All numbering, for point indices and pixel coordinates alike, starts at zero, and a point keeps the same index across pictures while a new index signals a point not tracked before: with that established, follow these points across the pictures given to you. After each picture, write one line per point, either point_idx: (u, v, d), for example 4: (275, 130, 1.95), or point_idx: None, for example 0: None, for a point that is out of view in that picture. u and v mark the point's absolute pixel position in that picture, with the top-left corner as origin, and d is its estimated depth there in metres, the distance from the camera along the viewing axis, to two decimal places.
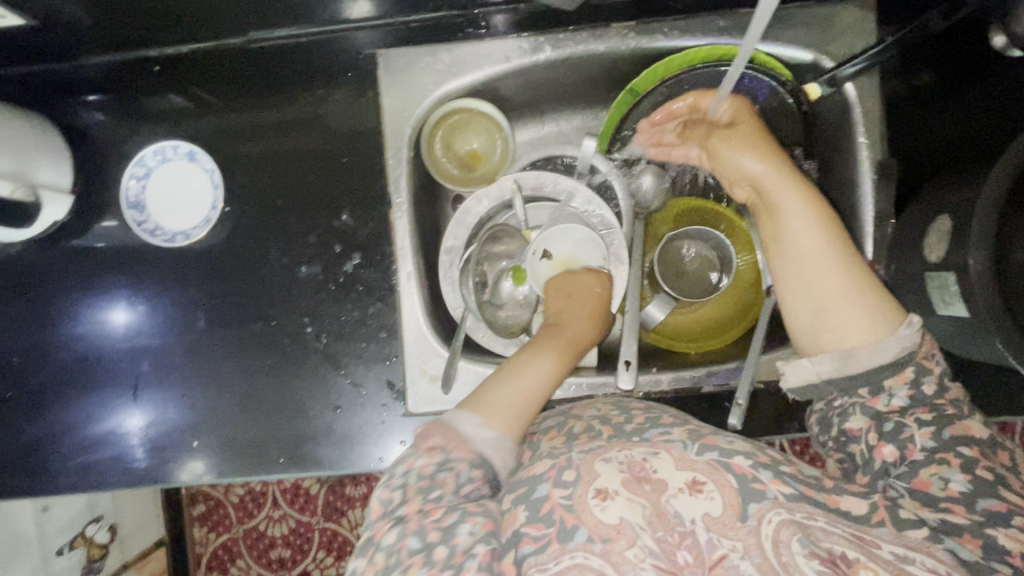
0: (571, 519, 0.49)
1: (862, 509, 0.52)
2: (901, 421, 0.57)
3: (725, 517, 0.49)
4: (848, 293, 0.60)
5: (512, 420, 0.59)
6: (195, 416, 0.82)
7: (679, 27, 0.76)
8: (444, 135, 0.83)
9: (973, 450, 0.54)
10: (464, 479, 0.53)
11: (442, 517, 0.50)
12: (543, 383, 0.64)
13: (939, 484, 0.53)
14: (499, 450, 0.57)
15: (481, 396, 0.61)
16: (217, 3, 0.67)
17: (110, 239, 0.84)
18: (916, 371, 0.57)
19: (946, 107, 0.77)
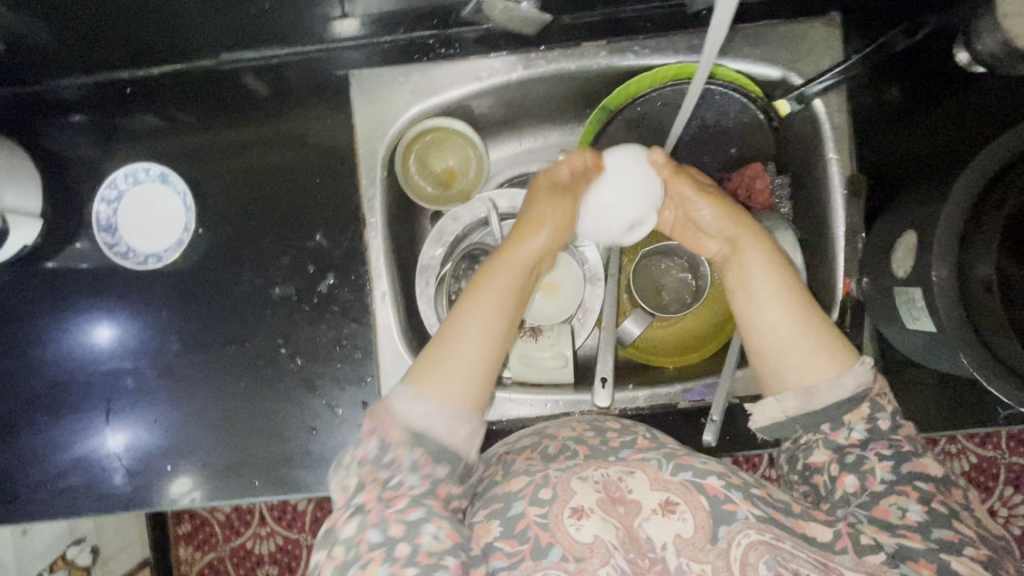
0: (546, 537, 0.50)
1: (827, 536, 0.52)
2: (862, 454, 0.56)
3: (696, 539, 0.50)
4: (806, 338, 0.59)
5: (454, 387, 0.56)
6: (168, 440, 0.81)
7: (649, 45, 0.77)
8: (419, 154, 0.84)
9: (930, 485, 0.53)
10: (421, 462, 0.53)
11: (404, 509, 0.50)
12: (488, 315, 0.59)
13: (898, 514, 0.52)
14: (444, 420, 0.55)
15: (423, 362, 0.58)
16: (185, 26, 0.67)
17: (82, 261, 0.83)
18: (871, 407, 0.57)
19: (915, 122, 0.78)
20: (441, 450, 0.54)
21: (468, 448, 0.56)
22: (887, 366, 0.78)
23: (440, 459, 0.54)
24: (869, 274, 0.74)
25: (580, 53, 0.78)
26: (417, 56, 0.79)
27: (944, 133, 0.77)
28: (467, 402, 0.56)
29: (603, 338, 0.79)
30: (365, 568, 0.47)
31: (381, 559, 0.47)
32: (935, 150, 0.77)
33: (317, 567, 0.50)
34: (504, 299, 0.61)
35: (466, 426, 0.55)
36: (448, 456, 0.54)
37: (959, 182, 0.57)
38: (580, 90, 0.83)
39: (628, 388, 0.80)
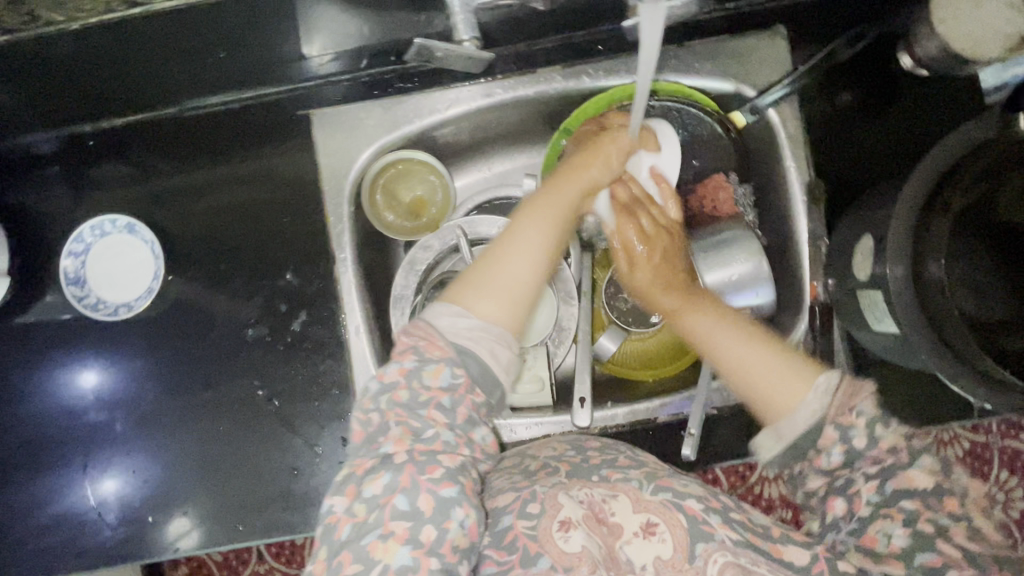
0: (535, 547, 0.51)
1: (803, 560, 0.52)
2: (849, 476, 0.52)
3: (675, 559, 0.51)
4: (768, 374, 0.58)
5: (500, 306, 0.57)
6: (149, 491, 0.80)
7: (603, 67, 0.79)
8: (386, 186, 0.84)
9: (916, 502, 0.50)
10: (457, 405, 0.53)
11: (438, 481, 0.48)
12: (532, 244, 0.59)
13: (884, 541, 0.50)
14: (488, 340, 0.56)
15: (465, 284, 0.58)
16: (143, 82, 0.68)
17: (54, 315, 0.83)
18: (837, 429, 0.52)
19: (868, 125, 0.80)
20: (485, 372, 0.55)
21: (506, 371, 0.57)
22: (858, 368, 0.79)
23: (479, 383, 0.55)
24: (833, 278, 0.75)
25: (536, 80, 0.79)
26: (377, 92, 0.80)
27: (897, 135, 0.79)
28: (509, 326, 0.57)
29: (580, 356, 0.80)
30: (385, 540, 0.46)
31: (404, 538, 0.46)
32: (891, 151, 0.79)
33: (331, 514, 0.49)
34: (552, 226, 0.61)
35: (507, 350, 0.57)
36: (487, 381, 0.56)
37: (910, 180, 0.60)
38: (541, 114, 0.84)
39: (607, 406, 0.80)
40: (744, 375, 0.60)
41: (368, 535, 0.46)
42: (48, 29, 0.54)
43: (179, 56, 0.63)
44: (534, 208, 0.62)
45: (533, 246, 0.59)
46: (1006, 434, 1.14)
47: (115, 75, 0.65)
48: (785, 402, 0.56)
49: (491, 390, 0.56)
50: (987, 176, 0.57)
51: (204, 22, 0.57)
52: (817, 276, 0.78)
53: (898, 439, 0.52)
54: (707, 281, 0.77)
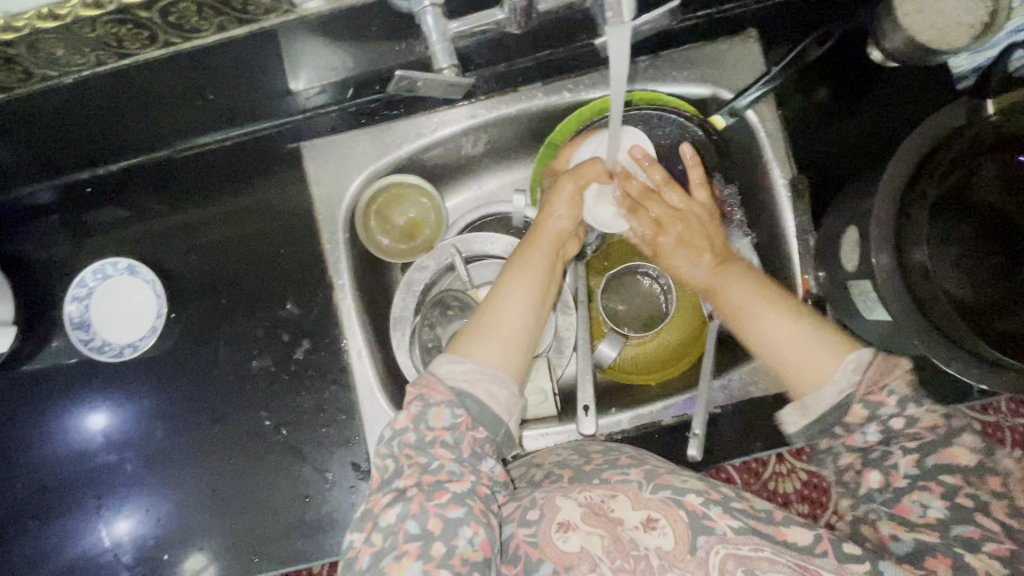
0: (536, 554, 0.52)
1: (807, 540, 0.53)
2: (885, 449, 0.54)
3: (677, 551, 0.51)
4: (797, 339, 0.62)
5: (495, 352, 0.59)
6: (163, 528, 0.80)
7: (583, 82, 0.81)
8: (378, 211, 0.86)
9: (957, 476, 0.51)
10: (460, 440, 0.54)
11: (445, 505, 0.50)
12: (522, 299, 0.63)
13: (919, 512, 0.52)
14: (486, 383, 0.58)
15: (462, 337, 0.61)
16: (136, 127, 0.69)
17: (59, 360, 0.84)
18: (867, 406, 0.54)
19: (842, 121, 0.83)
20: (484, 410, 0.56)
21: (507, 410, 0.58)
22: None
23: (480, 422, 0.56)
24: (823, 270, 0.76)
25: (518, 98, 0.81)
26: (364, 120, 0.81)
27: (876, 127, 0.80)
28: (507, 366, 0.59)
29: (581, 365, 0.80)
30: (399, 560, 0.48)
31: (416, 555, 0.48)
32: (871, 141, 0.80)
33: (351, 548, 0.51)
34: (536, 275, 0.66)
35: (506, 389, 0.58)
36: (488, 419, 0.57)
37: (888, 173, 0.60)
38: (525, 131, 0.86)
39: (611, 412, 0.81)
40: (772, 342, 0.64)
41: (385, 557, 0.49)
42: (43, 83, 0.56)
43: (169, 102, 0.66)
44: (519, 263, 0.67)
45: (522, 301, 0.63)
46: (1016, 413, 1.13)
47: (107, 124, 0.67)
48: (820, 374, 0.59)
49: (493, 427, 0.57)
50: (960, 162, 0.59)
51: (192, 66, 0.60)
52: (807, 270, 0.79)
53: (936, 418, 0.53)
54: None
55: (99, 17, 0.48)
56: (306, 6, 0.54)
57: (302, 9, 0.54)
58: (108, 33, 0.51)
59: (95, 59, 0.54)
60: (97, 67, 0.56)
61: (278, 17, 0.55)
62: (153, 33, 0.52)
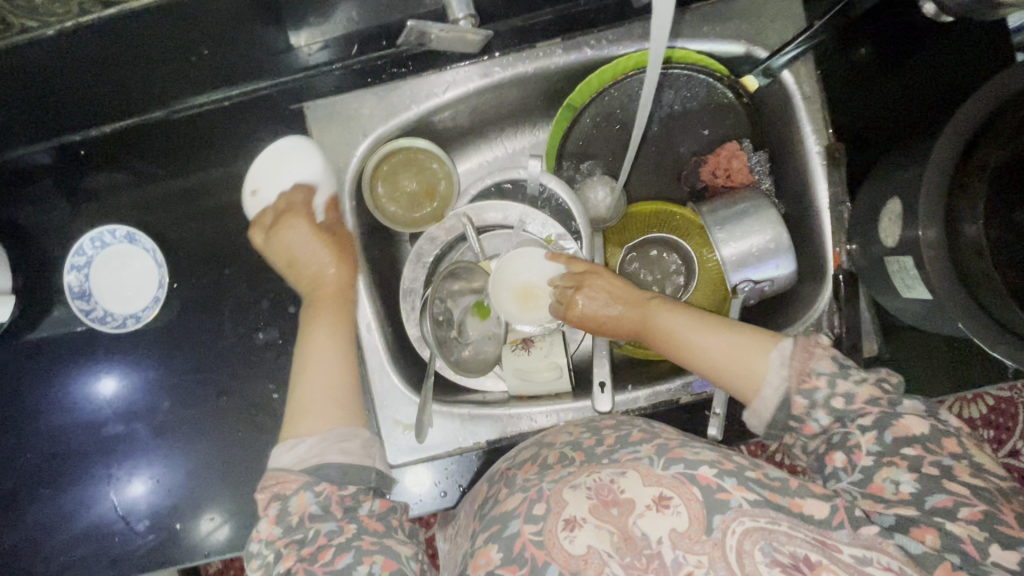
0: (543, 556, 0.48)
1: (822, 512, 0.49)
2: (842, 431, 0.55)
3: (691, 531, 0.48)
4: (728, 353, 0.61)
5: (331, 417, 0.62)
6: (173, 498, 0.80)
7: (606, 37, 0.75)
8: (387, 175, 0.81)
9: (918, 447, 0.52)
10: (327, 505, 0.55)
11: (331, 560, 0.51)
12: (333, 355, 0.67)
13: (892, 488, 0.51)
14: (333, 445, 0.60)
15: (293, 417, 0.63)
16: (129, 88, 0.64)
17: (63, 328, 0.82)
18: (804, 395, 0.56)
19: (893, 78, 0.75)
20: (346, 473, 0.58)
21: (366, 453, 0.61)
22: (886, 336, 0.76)
23: (346, 480, 0.57)
24: (857, 244, 0.72)
25: (535, 54, 0.76)
26: (371, 79, 0.76)
27: (919, 86, 0.74)
28: (349, 420, 0.62)
29: (597, 340, 0.77)
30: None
31: None
32: (916, 102, 0.74)
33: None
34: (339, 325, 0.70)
35: (356, 438, 0.61)
36: (353, 475, 0.58)
37: (938, 145, 0.56)
38: (542, 92, 0.81)
39: (627, 389, 0.79)
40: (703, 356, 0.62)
41: None
42: (24, 35, 0.51)
43: (161, 58, 0.60)
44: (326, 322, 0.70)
45: (336, 357, 0.67)
46: None
47: (91, 84, 0.61)
48: (754, 376, 0.59)
49: (361, 475, 0.59)
50: None
51: (183, 17, 0.55)
52: (839, 243, 0.75)
53: (872, 388, 0.55)
54: (723, 253, 0.75)
55: None
56: None
57: None
58: None
59: (77, 7, 0.50)
60: (80, 18, 0.51)
61: None
62: None
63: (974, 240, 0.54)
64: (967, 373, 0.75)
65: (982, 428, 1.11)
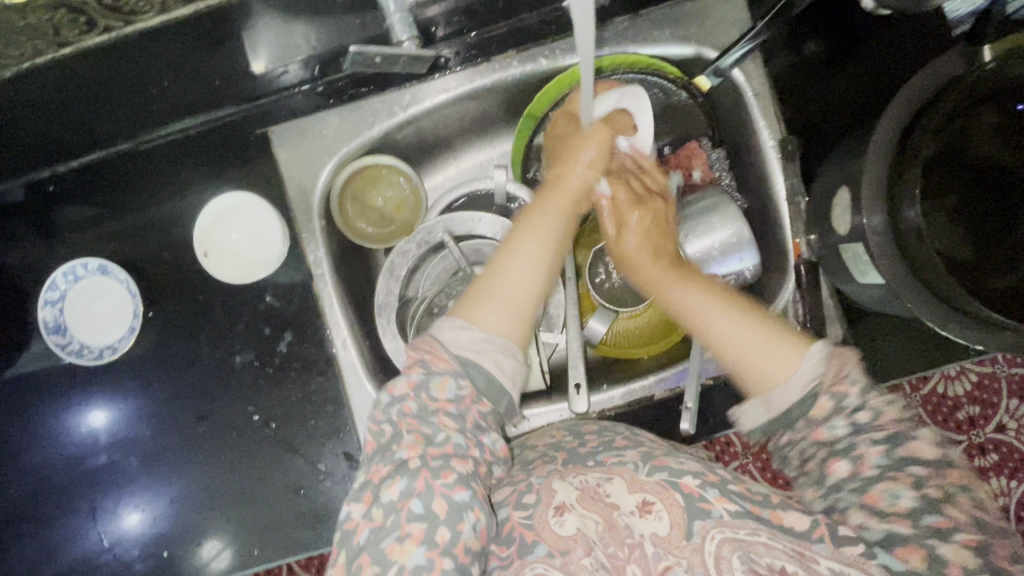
0: (532, 535, 0.51)
1: (802, 524, 0.51)
2: (852, 439, 0.50)
3: (672, 536, 0.50)
4: (755, 345, 0.56)
5: (503, 322, 0.58)
6: (161, 526, 0.81)
7: (560, 48, 0.78)
8: (354, 194, 0.83)
9: (925, 467, 0.49)
10: (465, 412, 0.54)
11: (452, 486, 0.50)
12: (534, 265, 0.60)
13: (889, 500, 0.48)
14: (491, 351, 0.57)
15: (470, 298, 0.59)
16: (92, 121, 0.65)
17: (39, 363, 0.82)
18: (832, 398, 0.51)
19: (839, 71, 0.77)
20: (491, 382, 0.56)
21: (512, 380, 0.58)
22: (851, 321, 0.78)
23: (486, 394, 0.56)
24: (815, 233, 0.74)
25: (492, 68, 0.78)
26: (335, 100, 0.78)
27: (864, 78, 0.77)
28: (511, 335, 0.58)
29: (570, 344, 0.78)
30: (401, 543, 0.47)
31: (420, 539, 0.47)
32: (860, 93, 0.76)
33: (349, 520, 0.51)
34: (553, 231, 0.63)
35: (512, 359, 0.58)
36: (493, 391, 0.56)
37: (878, 130, 0.58)
38: (502, 103, 0.83)
39: (604, 388, 0.80)
40: (728, 336, 0.58)
41: (386, 539, 0.48)
42: None
43: (121, 92, 0.61)
44: (534, 219, 0.63)
45: (533, 264, 0.60)
46: (1014, 363, 1.11)
47: (54, 120, 0.62)
48: (776, 376, 0.54)
49: (497, 398, 0.57)
50: (958, 114, 0.57)
51: (141, 52, 0.56)
52: (798, 233, 0.76)
53: (899, 412, 0.51)
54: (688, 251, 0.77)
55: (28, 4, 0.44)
56: None
57: None
58: (41, 20, 0.47)
59: (32, 49, 0.50)
60: (35, 57, 0.52)
61: None
62: (90, 17, 0.48)
63: (915, 223, 0.55)
64: (927, 356, 0.77)
65: (967, 406, 1.11)
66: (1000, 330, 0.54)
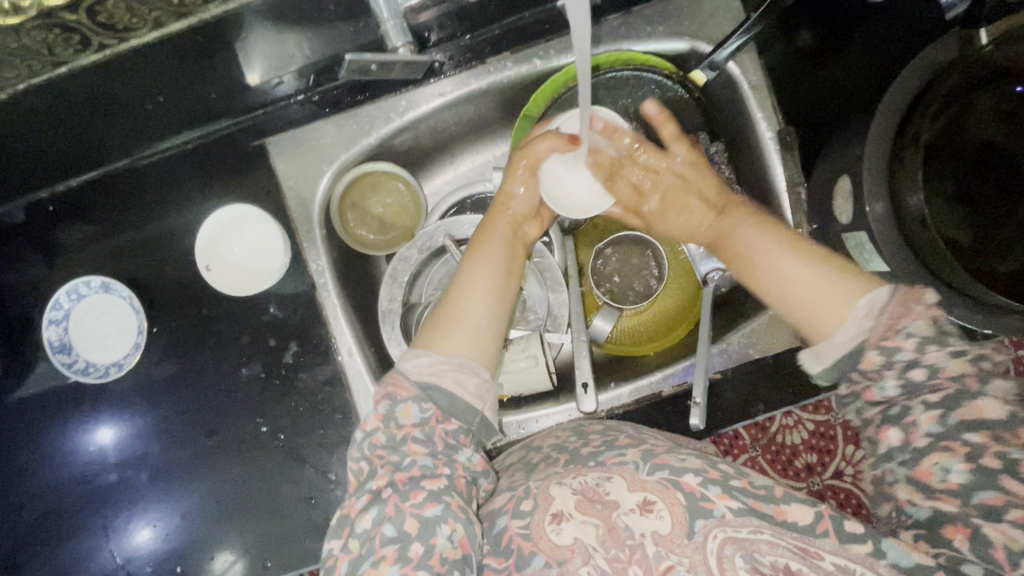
0: (529, 546, 0.51)
1: (807, 518, 0.50)
2: (905, 404, 0.50)
3: (674, 535, 0.50)
4: (819, 287, 0.59)
5: (460, 344, 0.61)
6: (174, 541, 0.80)
7: (554, 47, 0.77)
8: (354, 202, 0.83)
9: (984, 435, 0.47)
10: (431, 434, 0.56)
11: (421, 504, 0.51)
12: (480, 292, 0.64)
13: (940, 475, 0.47)
14: (452, 371, 0.59)
15: (426, 331, 0.63)
16: (88, 138, 0.65)
17: (43, 385, 0.81)
18: (882, 353, 0.51)
19: (835, 59, 0.77)
20: (453, 401, 0.58)
21: (478, 398, 0.59)
22: None
23: (451, 413, 0.58)
24: (816, 223, 0.73)
25: (487, 70, 0.78)
26: (330, 109, 0.77)
27: (860, 66, 0.76)
28: (474, 355, 0.61)
29: (576, 344, 0.78)
30: (377, 566, 0.49)
31: (393, 559, 0.49)
32: (856, 82, 0.76)
33: (331, 557, 0.52)
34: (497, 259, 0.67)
35: (475, 377, 0.59)
36: (459, 409, 0.58)
37: (879, 114, 0.58)
38: (499, 105, 0.83)
39: (610, 388, 0.81)
40: (789, 285, 0.61)
41: (363, 563, 0.50)
42: None
43: (117, 109, 0.61)
44: (479, 251, 0.68)
45: (480, 292, 0.64)
46: None
47: (52, 139, 0.62)
48: (839, 313, 0.56)
49: (467, 416, 0.58)
50: (955, 98, 0.57)
51: (136, 69, 0.56)
52: (800, 224, 0.76)
53: (963, 367, 0.49)
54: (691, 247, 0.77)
55: (21, 23, 0.44)
56: None
57: None
58: (35, 41, 0.47)
59: (26, 69, 0.50)
60: (30, 78, 0.52)
61: (217, 9, 0.52)
62: (84, 36, 0.48)
63: (921, 208, 0.55)
64: None
65: None
66: (1005, 313, 0.54)
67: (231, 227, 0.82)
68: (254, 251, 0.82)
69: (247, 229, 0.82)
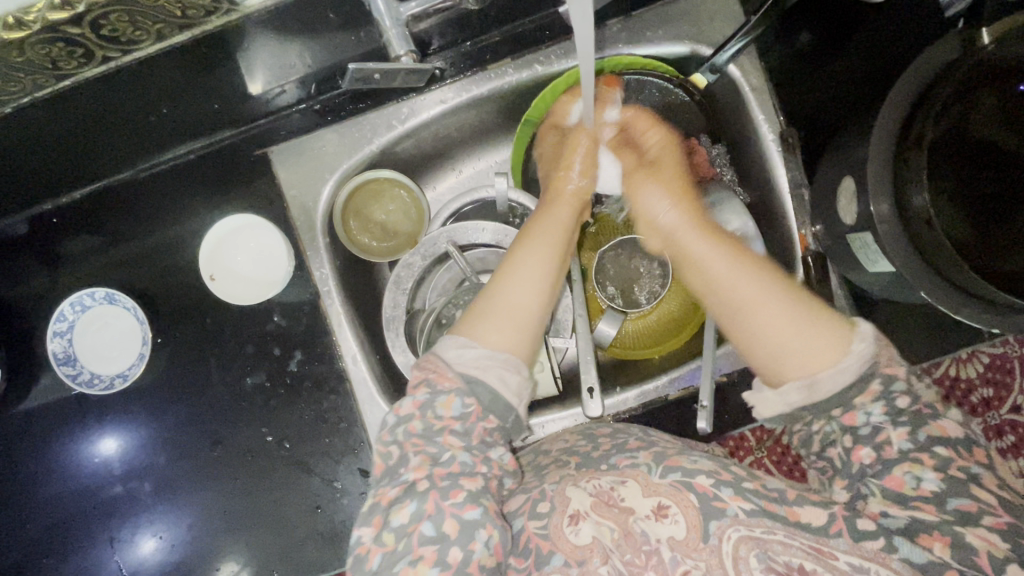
0: (547, 546, 0.51)
1: (820, 520, 0.51)
2: (877, 424, 0.53)
3: (689, 539, 0.50)
4: (800, 326, 0.55)
5: (508, 335, 0.60)
6: (179, 553, 0.80)
7: (556, 52, 0.78)
8: (356, 210, 0.83)
9: (949, 449, 0.51)
10: (470, 429, 0.55)
11: (462, 505, 0.51)
12: (535, 281, 0.63)
13: (913, 483, 0.51)
14: (496, 366, 0.58)
15: (472, 316, 0.61)
16: (93, 150, 0.65)
17: (47, 398, 0.81)
18: (886, 380, 0.54)
19: (834, 62, 0.77)
20: (496, 399, 0.57)
21: (517, 394, 0.59)
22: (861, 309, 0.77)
23: (490, 409, 0.57)
24: (820, 225, 0.73)
25: (488, 77, 0.78)
26: (331, 117, 0.78)
27: (859, 67, 0.77)
28: (518, 352, 0.60)
29: (582, 348, 0.77)
30: (415, 565, 0.49)
31: (433, 560, 0.49)
32: (856, 83, 0.76)
33: (360, 544, 0.51)
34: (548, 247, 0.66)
35: (517, 375, 0.59)
36: (499, 407, 0.58)
37: (883, 112, 0.58)
38: (501, 111, 0.84)
39: (616, 392, 0.80)
40: (774, 322, 0.56)
41: (399, 562, 0.49)
42: None
43: (123, 120, 0.62)
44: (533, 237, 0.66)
45: (536, 281, 0.63)
46: None
47: (58, 151, 0.63)
48: (822, 359, 0.54)
49: (504, 414, 0.58)
50: (955, 98, 0.57)
51: (140, 81, 0.56)
52: (805, 226, 0.77)
53: (933, 396, 0.54)
54: None
55: (25, 39, 0.44)
56: (249, 3, 0.51)
57: (245, 6, 0.51)
58: (41, 55, 0.47)
59: (31, 83, 0.51)
60: (35, 91, 0.52)
61: (220, 20, 0.51)
62: (88, 49, 0.49)
63: (923, 208, 0.56)
64: (939, 342, 0.77)
65: (981, 387, 1.10)
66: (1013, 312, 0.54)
67: (236, 229, 0.83)
68: (262, 249, 0.83)
69: (251, 231, 0.83)
